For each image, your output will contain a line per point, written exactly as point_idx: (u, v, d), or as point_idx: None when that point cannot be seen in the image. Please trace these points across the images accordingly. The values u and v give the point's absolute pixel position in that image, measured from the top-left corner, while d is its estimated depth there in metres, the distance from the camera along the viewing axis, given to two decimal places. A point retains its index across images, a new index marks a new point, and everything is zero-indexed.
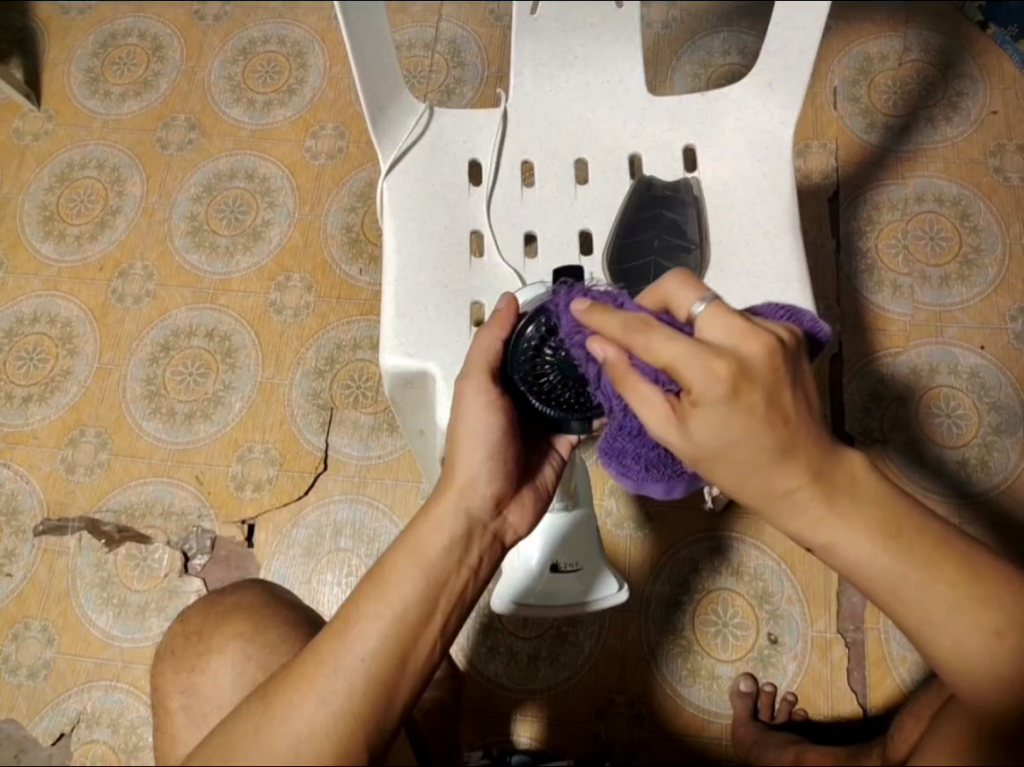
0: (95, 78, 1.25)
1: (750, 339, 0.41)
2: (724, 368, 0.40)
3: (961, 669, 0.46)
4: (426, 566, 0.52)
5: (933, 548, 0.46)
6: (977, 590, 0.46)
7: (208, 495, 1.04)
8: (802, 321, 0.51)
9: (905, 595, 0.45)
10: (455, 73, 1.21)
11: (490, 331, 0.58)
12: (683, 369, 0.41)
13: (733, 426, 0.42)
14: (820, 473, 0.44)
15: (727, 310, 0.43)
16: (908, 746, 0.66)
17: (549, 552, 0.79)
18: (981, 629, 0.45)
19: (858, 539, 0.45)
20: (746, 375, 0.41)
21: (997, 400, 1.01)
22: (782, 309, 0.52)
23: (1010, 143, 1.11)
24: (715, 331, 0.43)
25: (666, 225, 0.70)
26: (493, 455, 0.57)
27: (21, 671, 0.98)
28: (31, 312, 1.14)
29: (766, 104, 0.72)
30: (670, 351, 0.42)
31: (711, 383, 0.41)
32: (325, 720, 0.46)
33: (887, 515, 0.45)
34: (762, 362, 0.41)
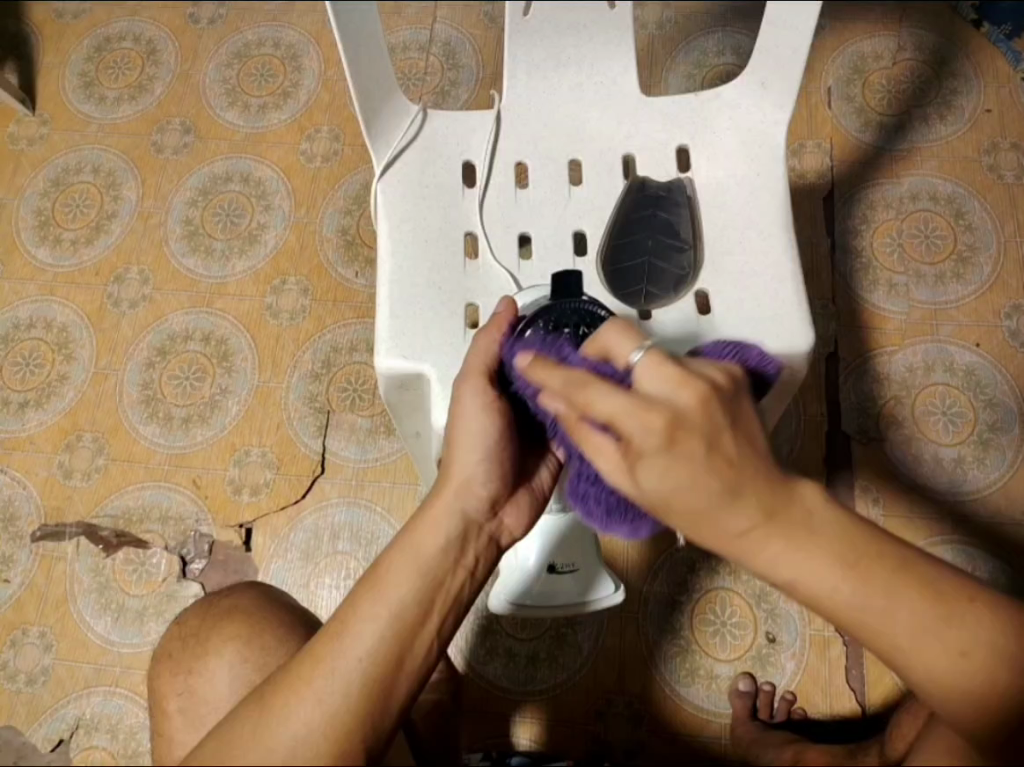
0: (90, 83, 1.25)
1: (683, 387, 0.41)
2: (659, 419, 0.40)
3: (934, 691, 0.44)
4: (423, 566, 0.52)
5: (894, 572, 0.43)
6: (943, 612, 0.43)
7: (205, 499, 1.04)
8: (748, 359, 0.55)
9: (874, 627, 0.43)
10: (450, 75, 1.21)
11: (489, 334, 0.58)
12: (621, 422, 0.41)
13: (679, 480, 0.40)
14: (773, 512, 0.41)
15: (662, 360, 0.43)
16: (903, 744, 0.67)
17: (546, 553, 0.80)
18: (949, 652, 0.43)
19: (818, 574, 0.42)
20: (680, 423, 0.40)
21: (993, 397, 1.01)
22: (730, 349, 0.56)
23: (1003, 141, 1.11)
24: (652, 381, 0.43)
25: (658, 226, 0.71)
26: (490, 456, 0.57)
27: (21, 678, 0.98)
28: (28, 317, 1.14)
29: (760, 104, 0.72)
30: (609, 404, 0.42)
31: (647, 435, 0.41)
32: (323, 719, 0.46)
33: (850, 543, 0.42)
34: (697, 410, 0.41)
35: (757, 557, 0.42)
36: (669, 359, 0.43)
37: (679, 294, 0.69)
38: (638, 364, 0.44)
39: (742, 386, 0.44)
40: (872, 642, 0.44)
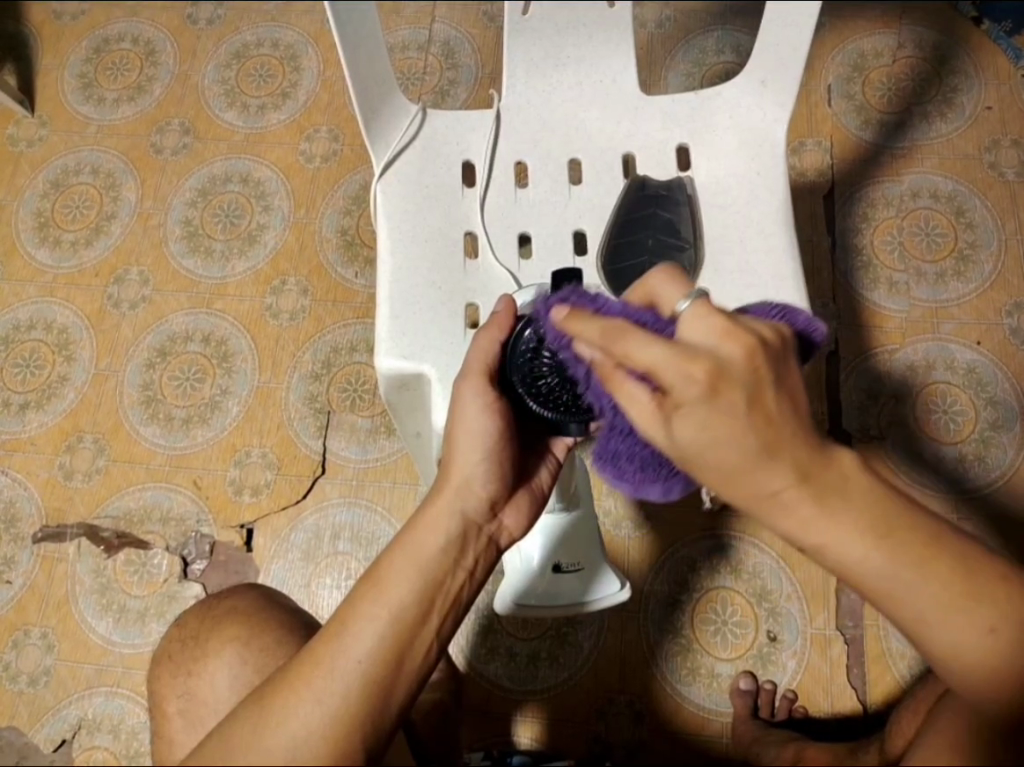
0: (89, 84, 1.25)
1: (728, 340, 0.40)
2: (702, 370, 0.39)
3: (955, 665, 0.44)
4: (422, 567, 0.52)
5: (925, 546, 0.43)
6: (971, 588, 0.43)
7: (206, 500, 1.04)
8: (796, 322, 0.50)
9: (900, 598, 0.43)
10: (449, 75, 1.21)
11: (490, 334, 0.58)
12: (660, 373, 0.40)
13: (717, 432, 0.39)
14: (810, 474, 0.41)
15: (708, 310, 0.41)
16: (905, 740, 0.67)
17: (549, 551, 0.80)
18: (974, 627, 0.43)
19: (849, 542, 0.42)
20: (724, 375, 0.39)
21: (993, 396, 1.01)
22: (775, 309, 0.51)
23: (1004, 138, 1.11)
24: (693, 331, 0.41)
25: (660, 225, 0.70)
26: (490, 456, 0.57)
27: (22, 678, 0.98)
28: (28, 319, 1.14)
29: (759, 103, 0.72)
30: (647, 355, 0.40)
31: (687, 386, 0.39)
32: (322, 719, 0.46)
33: (881, 516, 0.42)
34: (742, 361, 0.39)
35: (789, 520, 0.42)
36: (715, 309, 0.41)
37: None
38: (683, 314, 0.42)
39: (789, 344, 0.42)
40: (897, 615, 0.44)
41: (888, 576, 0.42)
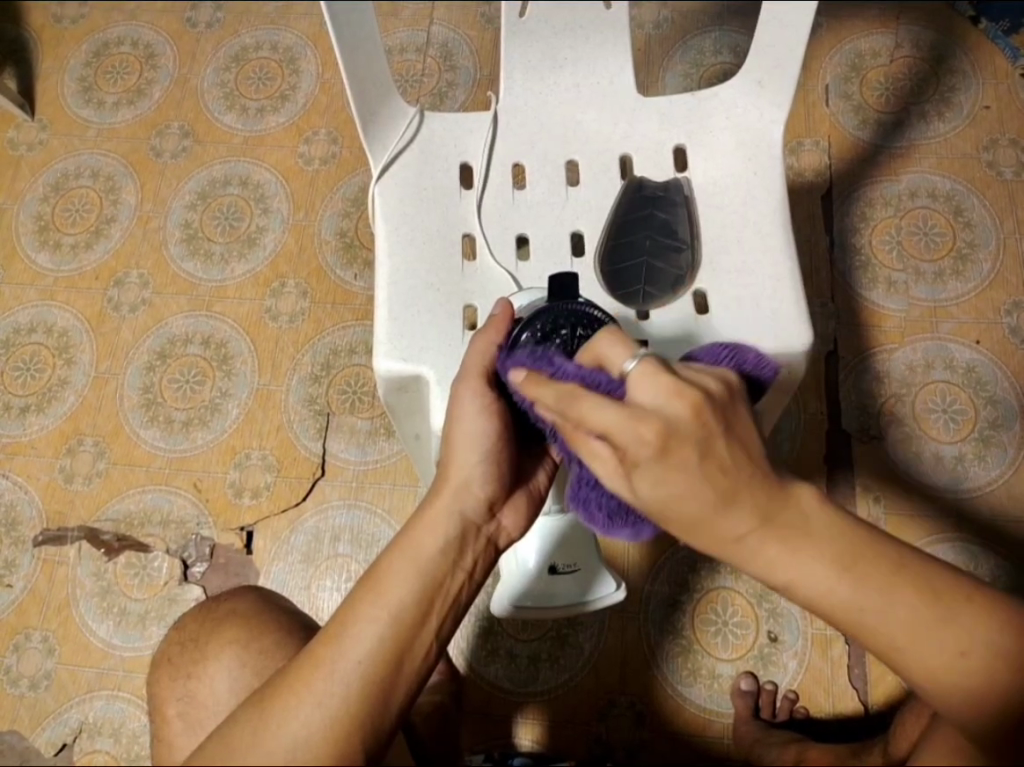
0: (88, 87, 1.25)
1: (676, 398, 0.41)
2: (651, 431, 0.40)
3: (933, 689, 0.44)
4: (421, 568, 0.52)
5: (888, 572, 0.43)
6: (940, 609, 0.43)
7: (207, 503, 1.04)
8: (746, 361, 0.55)
9: (870, 625, 0.43)
10: (447, 76, 1.21)
11: (488, 336, 0.58)
12: (615, 435, 0.41)
13: (675, 487, 0.40)
14: (769, 517, 0.42)
15: (656, 370, 0.43)
16: (908, 742, 0.67)
17: (546, 554, 0.80)
18: (948, 649, 0.43)
19: (812, 573, 0.42)
20: (673, 434, 0.40)
21: (993, 395, 1.01)
22: (726, 349, 0.56)
23: (1002, 137, 1.11)
24: (644, 391, 0.42)
25: (656, 226, 0.71)
26: (489, 458, 0.57)
27: (23, 682, 0.98)
28: (29, 322, 1.14)
29: (756, 103, 0.72)
30: (602, 418, 0.41)
31: (639, 446, 0.40)
32: (322, 721, 0.47)
33: (840, 544, 0.43)
34: (690, 418, 0.40)
35: (757, 558, 0.43)
36: (661, 369, 0.43)
37: (677, 293, 0.69)
38: (631, 374, 0.44)
39: (736, 393, 0.43)
40: (871, 642, 0.44)
41: (854, 602, 0.43)
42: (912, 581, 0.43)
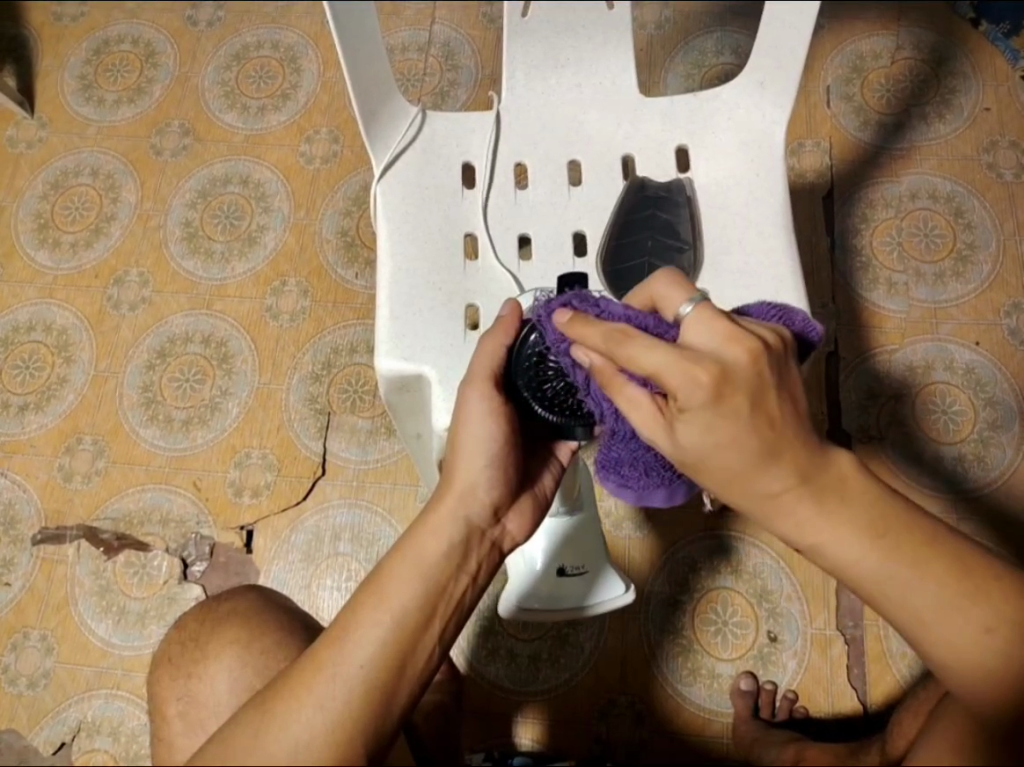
0: (88, 85, 1.25)
1: (732, 344, 0.42)
2: (705, 374, 0.41)
3: (953, 667, 0.45)
4: (424, 572, 0.52)
5: (921, 543, 0.45)
6: (966, 584, 0.45)
7: (206, 502, 1.04)
8: (793, 322, 0.53)
9: (896, 594, 0.45)
10: (449, 76, 1.21)
11: (496, 337, 0.58)
12: (666, 376, 0.42)
13: (719, 434, 0.42)
14: (808, 477, 0.44)
15: (712, 315, 0.43)
16: (908, 742, 0.67)
17: (555, 552, 0.80)
18: (973, 625, 0.44)
19: (846, 541, 0.44)
20: (727, 378, 0.41)
21: (993, 396, 1.01)
22: (774, 311, 0.53)
23: (1002, 139, 1.12)
24: (699, 335, 0.43)
25: (659, 226, 0.70)
26: (495, 462, 0.56)
27: (21, 681, 0.98)
28: (28, 320, 1.14)
29: (759, 103, 0.72)
30: (652, 359, 0.42)
31: (693, 391, 0.41)
32: (324, 725, 0.46)
33: (875, 516, 0.45)
34: (745, 364, 0.41)
35: (785, 521, 0.45)
36: (718, 313, 0.43)
37: None
38: (686, 318, 0.44)
39: (789, 346, 0.44)
40: (899, 616, 0.46)
41: (887, 574, 0.45)
42: (940, 557, 0.45)
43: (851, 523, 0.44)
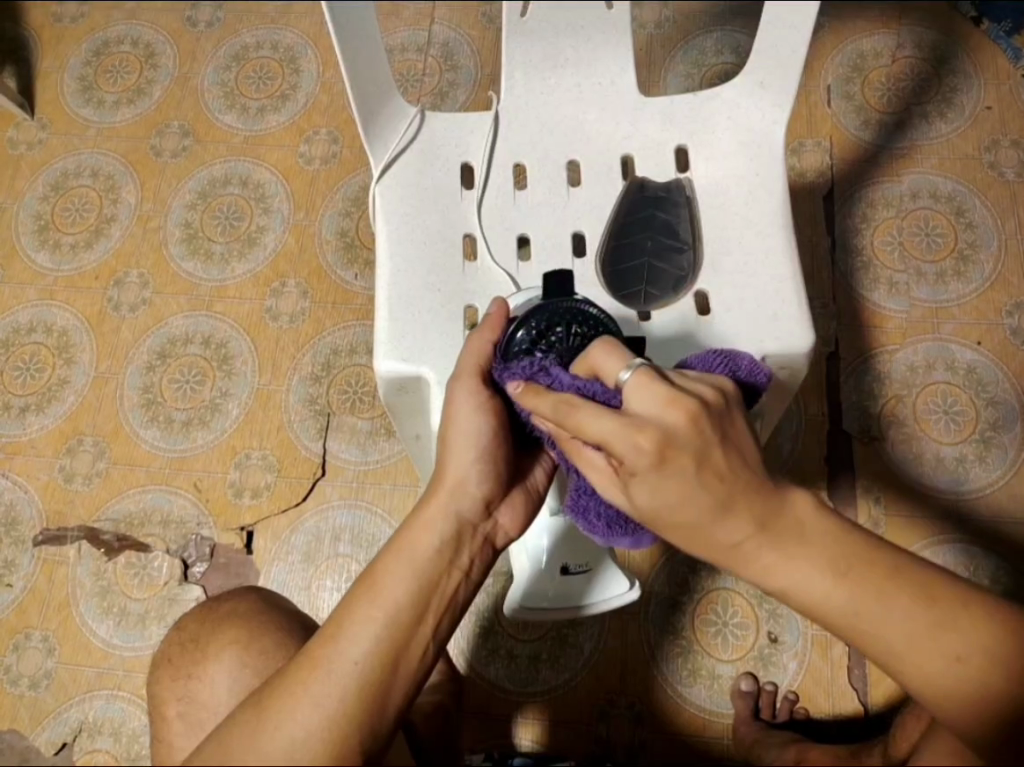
0: (88, 87, 1.25)
1: (671, 407, 0.41)
2: (648, 440, 0.41)
3: (925, 694, 0.44)
4: (417, 567, 0.52)
5: (885, 578, 0.44)
6: (936, 615, 0.44)
7: (207, 503, 1.04)
8: (738, 368, 0.54)
9: (864, 629, 0.44)
10: (449, 76, 1.21)
11: (481, 335, 0.59)
12: (612, 444, 0.42)
13: (670, 496, 0.42)
14: (767, 523, 0.43)
15: (651, 378, 0.43)
16: (908, 743, 0.67)
17: (558, 554, 0.79)
18: (944, 655, 0.43)
19: (809, 579, 0.44)
20: (671, 442, 0.41)
21: (994, 396, 1.01)
22: (720, 355, 0.54)
23: (1004, 138, 1.11)
24: (641, 399, 0.43)
25: (658, 226, 0.71)
26: (484, 456, 0.56)
27: (23, 681, 0.98)
28: (28, 321, 1.14)
29: (758, 103, 0.72)
30: (599, 428, 0.43)
31: (637, 455, 0.41)
32: (319, 722, 0.46)
33: (837, 553, 0.44)
34: (687, 428, 0.41)
35: (751, 566, 0.44)
36: (658, 378, 0.43)
37: (679, 294, 0.69)
38: (627, 383, 0.44)
39: (733, 398, 0.44)
40: (867, 648, 0.45)
41: (852, 608, 0.44)
42: (907, 587, 0.44)
43: (814, 562, 0.43)
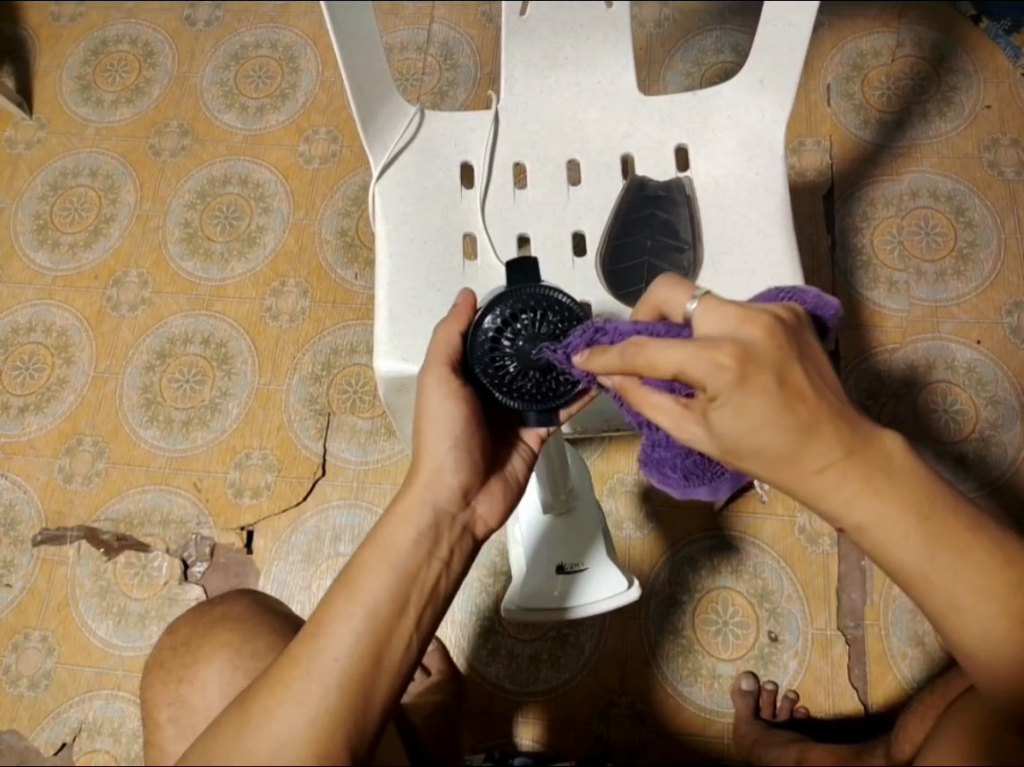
0: (87, 86, 1.25)
1: (746, 324, 0.42)
2: (728, 356, 0.41)
3: (978, 655, 0.47)
4: (393, 562, 0.51)
5: (960, 534, 0.46)
6: (1004, 576, 0.46)
7: (207, 503, 1.04)
8: (804, 299, 0.52)
9: (937, 581, 0.46)
10: (448, 75, 1.20)
11: (450, 325, 0.58)
12: (689, 371, 0.42)
13: (753, 416, 0.41)
14: (854, 448, 0.43)
15: (718, 302, 0.44)
16: (911, 746, 0.68)
17: (552, 554, 0.81)
18: (1003, 615, 0.46)
19: (893, 518, 0.44)
20: (750, 359, 0.41)
21: (994, 395, 1.01)
22: (784, 293, 0.53)
23: (1003, 137, 1.11)
24: (710, 324, 0.44)
25: (658, 225, 0.71)
26: (458, 445, 0.56)
27: (22, 682, 0.98)
28: (27, 321, 1.14)
29: (758, 102, 0.72)
30: (672, 357, 0.42)
31: (718, 375, 0.41)
32: (302, 721, 0.46)
33: (925, 501, 0.45)
34: (764, 341, 0.42)
35: (831, 496, 0.44)
36: (723, 300, 0.44)
37: None
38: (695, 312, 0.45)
39: (804, 322, 0.45)
40: (933, 599, 0.47)
41: (930, 557, 0.45)
42: (983, 547, 0.46)
43: (896, 499, 0.44)
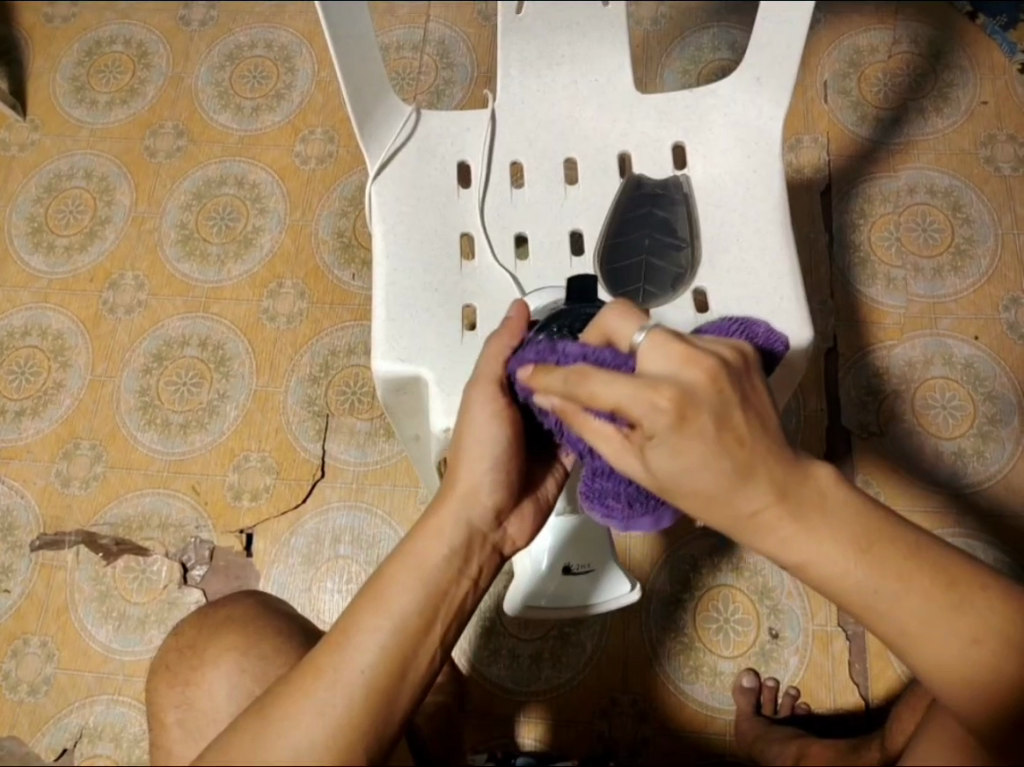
0: (81, 87, 1.24)
1: (689, 366, 0.42)
2: (666, 400, 0.40)
3: (943, 680, 0.46)
4: (426, 577, 0.51)
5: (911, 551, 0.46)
6: (952, 599, 0.46)
7: (206, 506, 1.03)
8: (756, 335, 0.53)
9: (884, 610, 0.46)
10: (444, 74, 1.20)
11: (502, 338, 0.56)
12: (628, 408, 0.41)
13: (690, 458, 0.42)
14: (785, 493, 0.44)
15: (667, 339, 0.43)
16: (904, 736, 0.69)
17: (561, 554, 0.79)
18: (961, 638, 0.45)
19: (832, 552, 0.45)
20: (690, 402, 0.41)
21: (991, 391, 1.01)
22: (737, 322, 0.54)
23: (1000, 132, 1.11)
24: (655, 361, 0.43)
25: (656, 224, 0.70)
26: (500, 465, 0.55)
27: (22, 687, 0.97)
28: (23, 325, 1.13)
29: (755, 100, 0.72)
30: (613, 392, 0.41)
31: (656, 417, 0.41)
32: (324, 731, 0.46)
33: (862, 531, 0.45)
34: (705, 384, 0.41)
35: (770, 538, 0.45)
36: (672, 337, 0.43)
37: (677, 292, 0.69)
38: (641, 346, 0.44)
39: (752, 362, 0.44)
40: (882, 628, 0.47)
41: (876, 590, 0.45)
42: (924, 572, 0.46)
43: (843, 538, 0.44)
